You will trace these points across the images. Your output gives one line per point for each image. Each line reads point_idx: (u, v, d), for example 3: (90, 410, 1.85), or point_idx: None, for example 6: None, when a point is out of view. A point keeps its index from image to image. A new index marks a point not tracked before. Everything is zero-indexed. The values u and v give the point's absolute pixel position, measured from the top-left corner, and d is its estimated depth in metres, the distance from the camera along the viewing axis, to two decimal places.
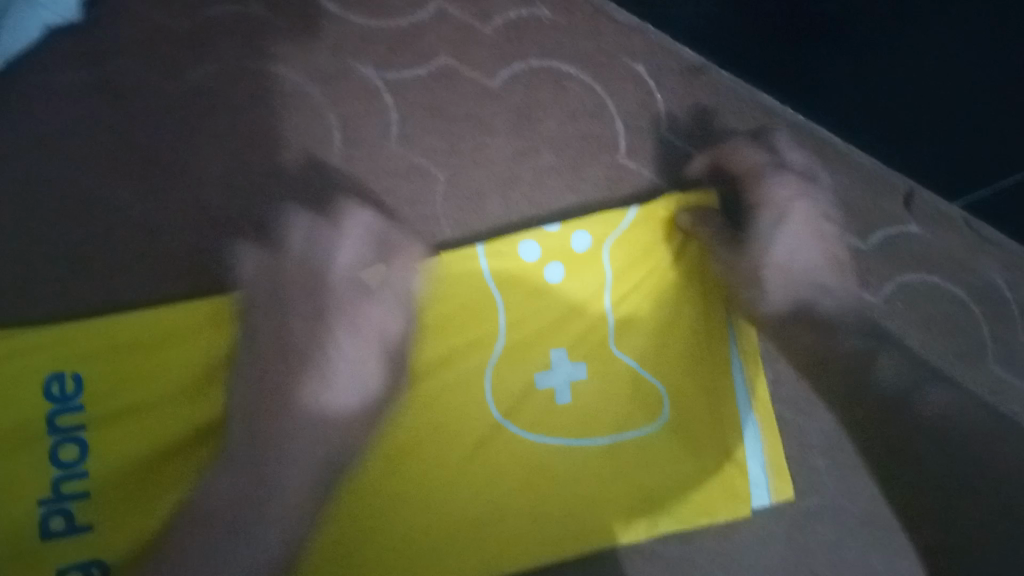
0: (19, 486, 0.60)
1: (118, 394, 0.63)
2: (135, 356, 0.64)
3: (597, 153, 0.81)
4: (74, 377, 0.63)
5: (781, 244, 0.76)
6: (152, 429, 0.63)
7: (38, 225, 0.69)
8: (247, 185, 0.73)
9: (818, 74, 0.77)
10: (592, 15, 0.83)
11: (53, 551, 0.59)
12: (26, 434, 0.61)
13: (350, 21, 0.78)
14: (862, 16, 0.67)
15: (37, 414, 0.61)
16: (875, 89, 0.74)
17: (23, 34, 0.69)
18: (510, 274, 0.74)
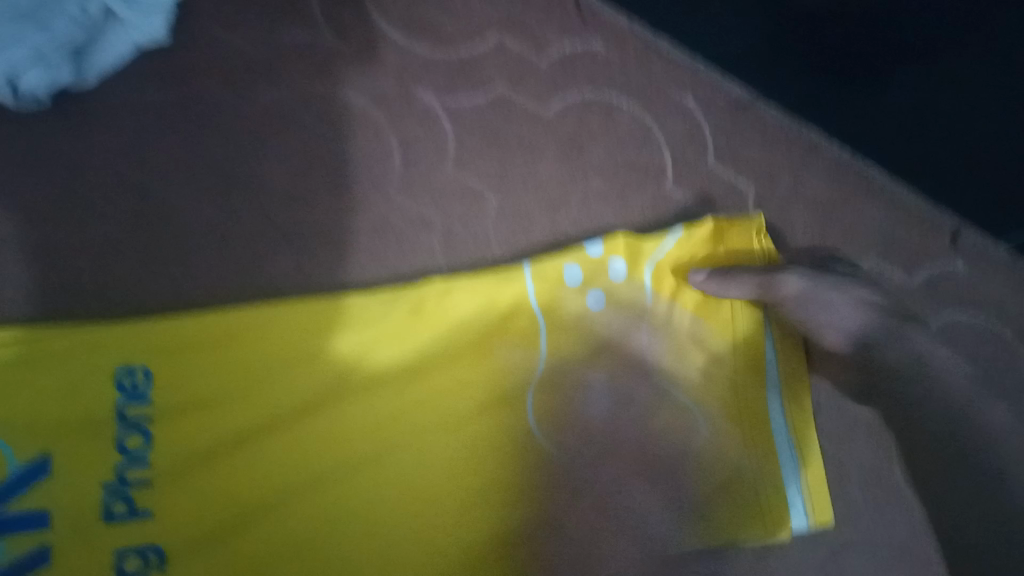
0: (86, 470, 0.63)
1: (183, 389, 0.66)
2: (200, 353, 0.67)
3: (644, 182, 0.84)
4: (144, 370, 0.66)
5: (835, 302, 0.69)
6: (216, 424, 0.66)
7: (114, 225, 0.73)
8: (310, 200, 0.77)
9: (865, 109, 0.79)
10: (642, 51, 0.87)
11: (115, 535, 0.61)
12: (96, 421, 0.64)
13: (414, 50, 0.83)
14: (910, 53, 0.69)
15: (108, 403, 0.64)
16: (925, 125, 0.75)
17: (114, 55, 0.74)
18: (553, 298, 0.74)
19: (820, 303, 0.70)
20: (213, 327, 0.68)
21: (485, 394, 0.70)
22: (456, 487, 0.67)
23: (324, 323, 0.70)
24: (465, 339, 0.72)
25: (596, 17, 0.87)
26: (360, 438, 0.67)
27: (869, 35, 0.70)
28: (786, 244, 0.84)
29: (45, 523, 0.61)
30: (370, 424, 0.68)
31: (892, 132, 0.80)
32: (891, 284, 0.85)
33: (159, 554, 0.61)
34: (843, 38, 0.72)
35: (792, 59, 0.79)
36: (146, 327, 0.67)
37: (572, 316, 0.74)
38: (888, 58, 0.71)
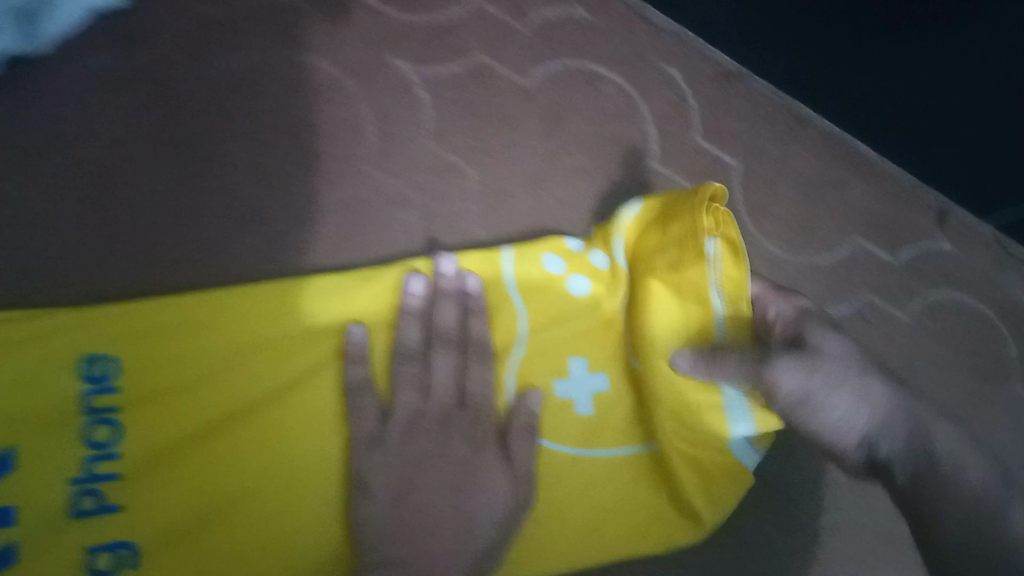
0: (51, 463, 0.61)
1: (149, 376, 0.64)
2: (163, 338, 0.65)
3: (629, 156, 0.80)
4: (110, 357, 0.64)
5: (841, 400, 0.55)
6: (165, 415, 0.63)
7: (69, 199, 0.69)
8: (278, 174, 0.73)
9: (850, 82, 0.77)
10: (626, 19, 0.84)
11: (78, 532, 0.59)
12: (60, 412, 0.62)
13: (389, 16, 0.79)
14: (902, 11, 0.67)
15: (73, 392, 0.62)
16: (913, 98, 0.73)
17: (69, 19, 0.70)
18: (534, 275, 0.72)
19: (819, 405, 0.55)
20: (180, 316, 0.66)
21: (446, 410, 0.64)
22: (406, 512, 0.60)
23: (289, 310, 0.67)
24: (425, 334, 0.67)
25: None
26: (316, 433, 0.63)
27: (834, 12, 0.71)
28: (773, 220, 0.82)
29: (9, 519, 0.59)
30: (329, 419, 0.64)
31: (869, 108, 0.79)
32: (876, 262, 0.83)
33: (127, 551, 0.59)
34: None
35: (778, 29, 0.77)
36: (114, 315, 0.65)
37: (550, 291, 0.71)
38: (859, 31, 0.71)
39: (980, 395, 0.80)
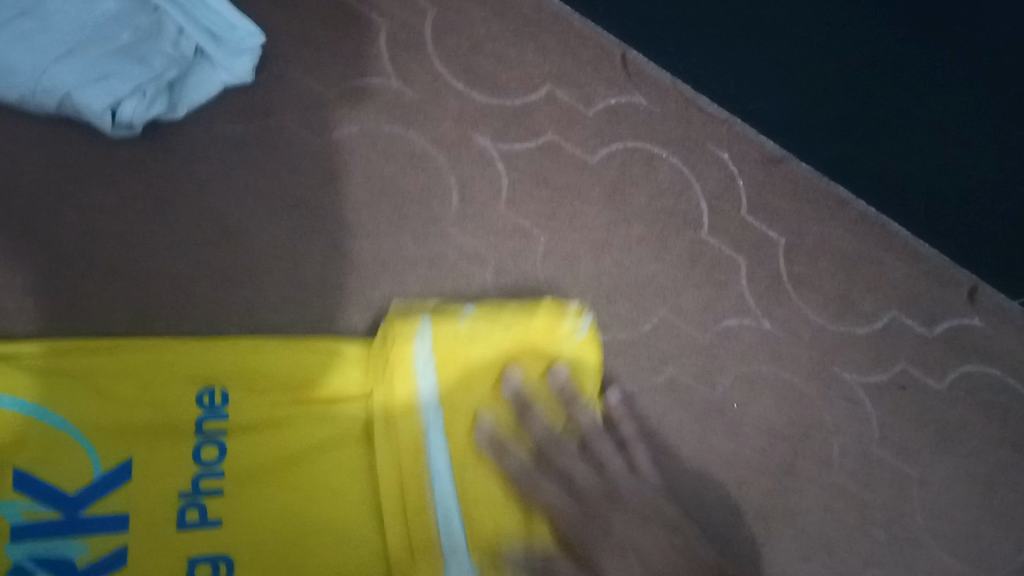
0: (164, 477, 0.67)
1: (256, 405, 0.72)
2: (269, 375, 0.74)
3: (682, 228, 0.89)
4: (221, 388, 0.72)
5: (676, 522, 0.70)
6: (267, 440, 0.71)
7: (193, 248, 0.79)
8: (373, 231, 0.82)
9: (883, 171, 0.86)
10: (683, 106, 0.92)
11: (183, 540, 0.65)
12: (175, 431, 0.69)
13: (471, 97, 0.88)
14: (898, 109, 0.77)
15: (189, 416, 0.70)
16: (929, 176, 0.82)
17: (202, 90, 0.80)
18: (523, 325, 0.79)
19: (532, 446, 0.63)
20: (275, 369, 0.74)
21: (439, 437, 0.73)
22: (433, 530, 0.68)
23: (367, 380, 0.75)
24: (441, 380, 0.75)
25: (641, 72, 0.93)
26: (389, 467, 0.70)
27: (846, 101, 0.80)
28: (814, 291, 0.90)
29: (124, 524, 0.65)
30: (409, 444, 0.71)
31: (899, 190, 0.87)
32: (911, 334, 0.90)
33: (229, 562, 0.65)
34: (844, 99, 0.80)
35: (822, 123, 0.85)
36: (222, 358, 0.74)
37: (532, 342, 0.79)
38: (892, 123, 0.78)
39: (997, 457, 0.88)
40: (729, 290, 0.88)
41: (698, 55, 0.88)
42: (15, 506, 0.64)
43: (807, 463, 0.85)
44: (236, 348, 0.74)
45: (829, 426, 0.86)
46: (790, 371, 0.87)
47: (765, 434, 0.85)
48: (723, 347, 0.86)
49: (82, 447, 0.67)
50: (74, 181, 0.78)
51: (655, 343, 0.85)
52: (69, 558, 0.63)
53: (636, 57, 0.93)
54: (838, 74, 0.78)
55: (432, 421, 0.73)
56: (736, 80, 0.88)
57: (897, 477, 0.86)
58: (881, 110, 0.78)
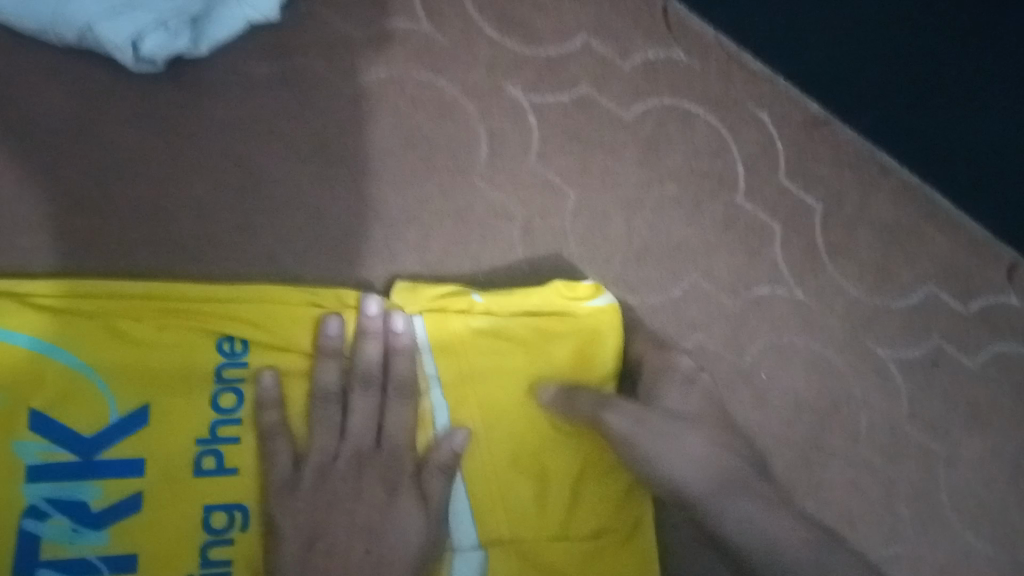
0: (181, 425, 0.66)
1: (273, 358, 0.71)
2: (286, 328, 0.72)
3: (718, 191, 0.85)
4: (242, 338, 0.70)
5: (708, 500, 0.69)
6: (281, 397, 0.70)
7: (214, 193, 0.76)
8: (400, 181, 0.80)
9: (930, 144, 0.81)
10: (724, 62, 0.87)
11: (199, 489, 0.65)
12: (195, 378, 0.68)
13: (505, 45, 0.84)
14: (951, 74, 0.72)
15: (209, 363, 0.69)
16: (978, 154, 0.78)
17: (226, 27, 0.76)
18: (536, 302, 0.76)
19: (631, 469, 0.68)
20: (287, 330, 0.71)
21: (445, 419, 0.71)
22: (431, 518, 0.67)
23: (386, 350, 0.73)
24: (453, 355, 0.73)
25: (684, 25, 0.87)
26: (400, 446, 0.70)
27: (896, 66, 0.75)
28: (851, 262, 0.87)
29: (140, 470, 0.65)
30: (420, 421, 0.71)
31: (944, 166, 0.83)
32: (946, 310, 0.87)
33: (244, 510, 0.66)
34: (895, 65, 0.75)
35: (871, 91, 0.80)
36: (239, 311, 0.71)
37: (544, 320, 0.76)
38: (943, 89, 0.74)
39: None
40: (763, 257, 0.85)
41: (746, 8, 0.82)
42: (27, 445, 0.63)
43: (833, 436, 0.84)
44: (250, 302, 0.71)
45: (858, 399, 0.85)
46: (821, 343, 0.85)
47: (793, 405, 0.84)
48: (754, 315, 0.84)
49: (96, 389, 0.66)
50: (93, 119, 0.75)
51: (684, 308, 0.83)
52: (85, 500, 0.63)
53: (678, 8, 0.87)
54: (889, 34, 0.73)
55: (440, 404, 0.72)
56: (784, 38, 0.82)
57: (923, 453, 0.85)
58: (931, 76, 0.74)
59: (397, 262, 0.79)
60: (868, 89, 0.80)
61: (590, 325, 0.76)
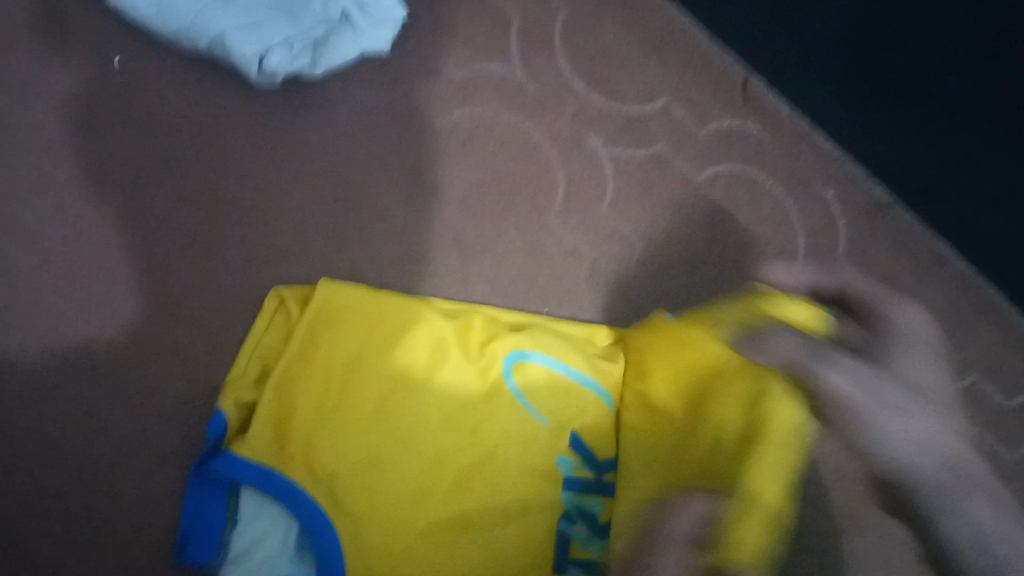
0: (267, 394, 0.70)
1: (332, 329, 0.73)
2: (354, 314, 0.74)
3: (778, 258, 0.89)
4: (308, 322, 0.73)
5: (897, 423, 0.51)
6: (327, 359, 0.71)
7: (309, 203, 0.82)
8: (482, 211, 0.85)
9: (953, 227, 0.87)
10: (796, 139, 0.92)
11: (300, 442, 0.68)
12: (262, 358, 0.74)
13: (591, 99, 0.90)
14: (923, 152, 0.82)
15: (273, 347, 0.74)
16: (980, 230, 0.83)
17: (343, 53, 0.84)
18: (383, 303, 0.75)
19: (880, 403, 0.52)
20: (352, 340, 0.72)
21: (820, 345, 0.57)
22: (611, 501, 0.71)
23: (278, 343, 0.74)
24: (298, 343, 0.72)
25: (762, 100, 0.93)
26: (278, 425, 0.69)
27: (891, 142, 0.84)
28: None
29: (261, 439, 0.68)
30: (281, 401, 0.70)
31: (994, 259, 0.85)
32: (990, 404, 0.87)
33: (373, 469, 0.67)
34: (889, 137, 0.84)
35: (890, 165, 0.88)
36: (655, 364, 0.71)
37: (373, 316, 0.74)
38: (923, 160, 0.82)
39: None
40: None
41: (819, 88, 0.87)
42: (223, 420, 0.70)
43: None
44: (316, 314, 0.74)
45: None
46: None
47: None
48: None
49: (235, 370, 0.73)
50: (210, 123, 0.82)
51: None
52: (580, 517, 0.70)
53: (758, 84, 0.93)
54: (876, 112, 0.83)
55: (366, 373, 0.71)
56: (842, 114, 0.87)
57: None
58: (913, 150, 0.83)
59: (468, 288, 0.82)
60: (886, 165, 0.88)
61: (425, 314, 0.76)
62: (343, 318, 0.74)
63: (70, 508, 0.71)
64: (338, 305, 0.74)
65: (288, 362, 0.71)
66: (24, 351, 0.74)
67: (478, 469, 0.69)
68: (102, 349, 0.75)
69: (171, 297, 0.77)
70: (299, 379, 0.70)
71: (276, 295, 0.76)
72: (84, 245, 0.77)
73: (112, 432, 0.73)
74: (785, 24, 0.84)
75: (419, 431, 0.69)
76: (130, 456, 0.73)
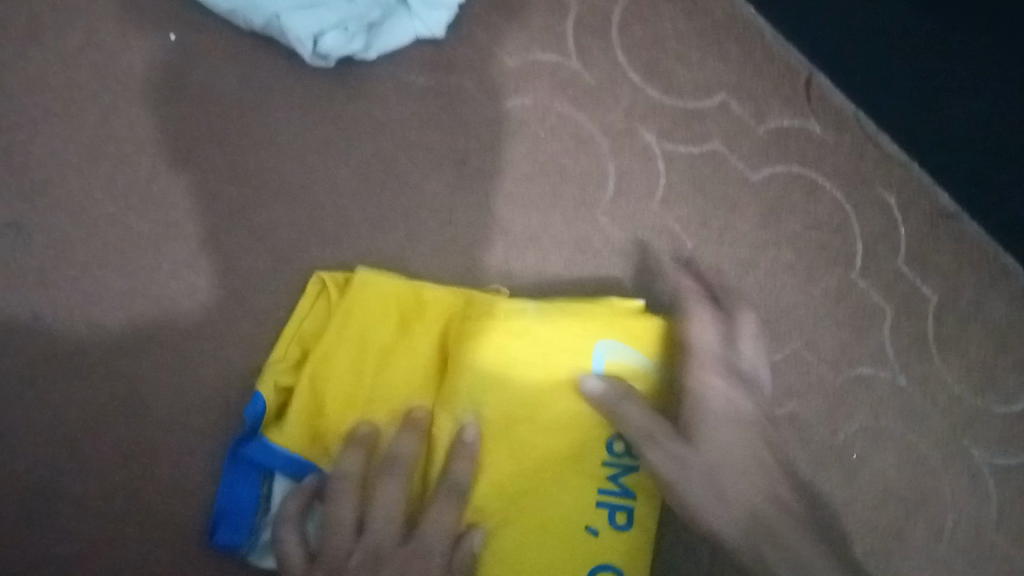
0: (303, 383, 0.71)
1: (368, 323, 0.72)
2: (390, 306, 0.73)
3: (833, 264, 0.86)
4: (345, 313, 0.73)
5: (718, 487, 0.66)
6: (364, 354, 0.72)
7: (355, 186, 0.81)
8: (530, 203, 0.83)
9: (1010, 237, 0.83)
10: (859, 140, 0.88)
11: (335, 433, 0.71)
12: (300, 344, 0.74)
13: (646, 91, 0.87)
14: (985, 152, 0.77)
15: (310, 333, 0.74)
16: None
17: (398, 38, 0.83)
18: (421, 295, 0.73)
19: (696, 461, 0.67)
20: (388, 335, 0.73)
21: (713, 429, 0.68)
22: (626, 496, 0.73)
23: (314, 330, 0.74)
24: (335, 333, 0.72)
25: (825, 97, 0.89)
26: (313, 414, 0.71)
27: (952, 142, 0.80)
28: (958, 356, 0.85)
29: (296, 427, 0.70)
30: (316, 391, 0.71)
31: None
32: None
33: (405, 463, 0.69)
34: (947, 134, 0.80)
35: (948, 169, 0.83)
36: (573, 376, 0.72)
37: (410, 309, 0.73)
38: (983, 160, 0.78)
39: None
40: (870, 338, 0.85)
41: (888, 90, 0.83)
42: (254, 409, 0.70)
43: (916, 531, 0.82)
44: (352, 305, 0.73)
45: (945, 495, 0.82)
46: (917, 433, 0.83)
47: (880, 492, 0.82)
48: (851, 393, 0.84)
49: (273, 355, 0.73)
50: (259, 102, 0.82)
51: (783, 373, 0.83)
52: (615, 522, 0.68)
53: (823, 80, 0.89)
54: (937, 107, 0.78)
55: (401, 370, 0.72)
56: (907, 117, 0.83)
57: (1005, 567, 0.82)
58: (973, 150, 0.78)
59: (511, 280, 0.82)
60: (952, 171, 0.83)
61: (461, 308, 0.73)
62: (380, 311, 0.73)
63: (115, 478, 0.73)
64: (374, 297, 0.73)
65: (323, 353, 0.72)
66: (73, 323, 0.75)
67: (510, 468, 0.69)
68: (147, 324, 0.76)
69: (216, 276, 0.78)
70: (335, 371, 0.71)
71: (317, 279, 0.75)
72: (134, 220, 0.78)
73: (154, 407, 0.74)
74: (851, 22, 0.80)
75: (450, 432, 0.69)
76: (172, 432, 0.74)
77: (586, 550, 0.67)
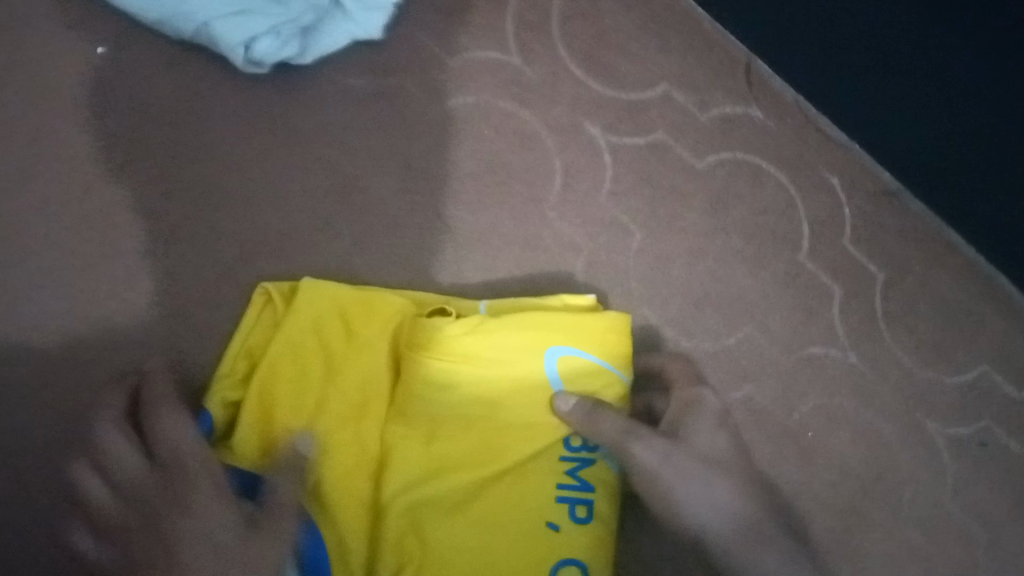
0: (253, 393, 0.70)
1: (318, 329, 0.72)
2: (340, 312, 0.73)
3: (782, 247, 0.87)
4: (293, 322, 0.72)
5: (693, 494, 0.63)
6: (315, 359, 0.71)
7: (300, 194, 0.80)
8: (477, 202, 0.83)
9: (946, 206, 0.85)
10: (801, 124, 0.89)
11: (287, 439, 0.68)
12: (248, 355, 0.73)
13: (589, 85, 0.87)
14: (919, 127, 0.79)
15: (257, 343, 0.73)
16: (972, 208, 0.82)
17: (334, 41, 0.82)
18: (371, 301, 0.74)
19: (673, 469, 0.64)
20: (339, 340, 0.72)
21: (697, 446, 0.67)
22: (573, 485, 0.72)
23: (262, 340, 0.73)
24: (284, 342, 0.71)
25: (765, 84, 0.90)
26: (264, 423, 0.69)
27: (888, 116, 0.81)
28: (907, 331, 0.86)
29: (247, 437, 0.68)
30: (267, 399, 0.70)
31: (988, 238, 0.84)
32: (999, 395, 0.86)
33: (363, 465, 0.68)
34: (880, 105, 0.81)
35: (886, 141, 0.85)
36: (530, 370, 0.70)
37: (360, 314, 0.73)
38: (916, 134, 0.80)
39: None
40: (821, 318, 0.86)
41: (824, 73, 0.84)
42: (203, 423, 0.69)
43: (876, 506, 0.83)
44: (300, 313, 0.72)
45: (902, 468, 0.84)
46: (871, 409, 0.85)
47: (839, 470, 0.83)
48: (805, 374, 0.85)
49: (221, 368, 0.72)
50: (196, 113, 0.80)
51: (738, 358, 0.84)
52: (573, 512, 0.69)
53: (762, 67, 0.90)
54: (871, 83, 0.80)
55: (355, 374, 0.71)
56: (845, 98, 0.84)
57: (965, 535, 0.83)
58: (907, 122, 0.80)
59: (463, 280, 0.81)
60: (886, 144, 0.85)
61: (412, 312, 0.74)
62: (329, 317, 0.72)
63: (65, 505, 0.71)
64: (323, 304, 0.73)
65: (274, 362, 0.71)
66: (13, 349, 0.73)
67: (468, 464, 0.68)
68: (91, 346, 0.74)
69: (160, 292, 0.76)
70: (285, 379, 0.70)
71: (263, 290, 0.74)
72: (71, 239, 0.76)
73: None
74: (784, 7, 0.81)
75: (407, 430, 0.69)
76: None
77: (547, 543, 0.67)
